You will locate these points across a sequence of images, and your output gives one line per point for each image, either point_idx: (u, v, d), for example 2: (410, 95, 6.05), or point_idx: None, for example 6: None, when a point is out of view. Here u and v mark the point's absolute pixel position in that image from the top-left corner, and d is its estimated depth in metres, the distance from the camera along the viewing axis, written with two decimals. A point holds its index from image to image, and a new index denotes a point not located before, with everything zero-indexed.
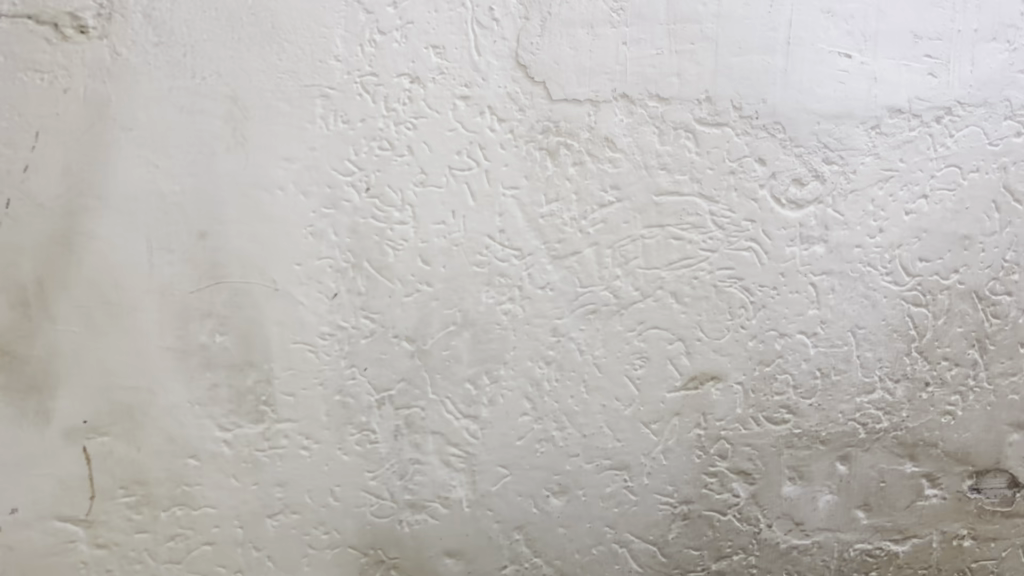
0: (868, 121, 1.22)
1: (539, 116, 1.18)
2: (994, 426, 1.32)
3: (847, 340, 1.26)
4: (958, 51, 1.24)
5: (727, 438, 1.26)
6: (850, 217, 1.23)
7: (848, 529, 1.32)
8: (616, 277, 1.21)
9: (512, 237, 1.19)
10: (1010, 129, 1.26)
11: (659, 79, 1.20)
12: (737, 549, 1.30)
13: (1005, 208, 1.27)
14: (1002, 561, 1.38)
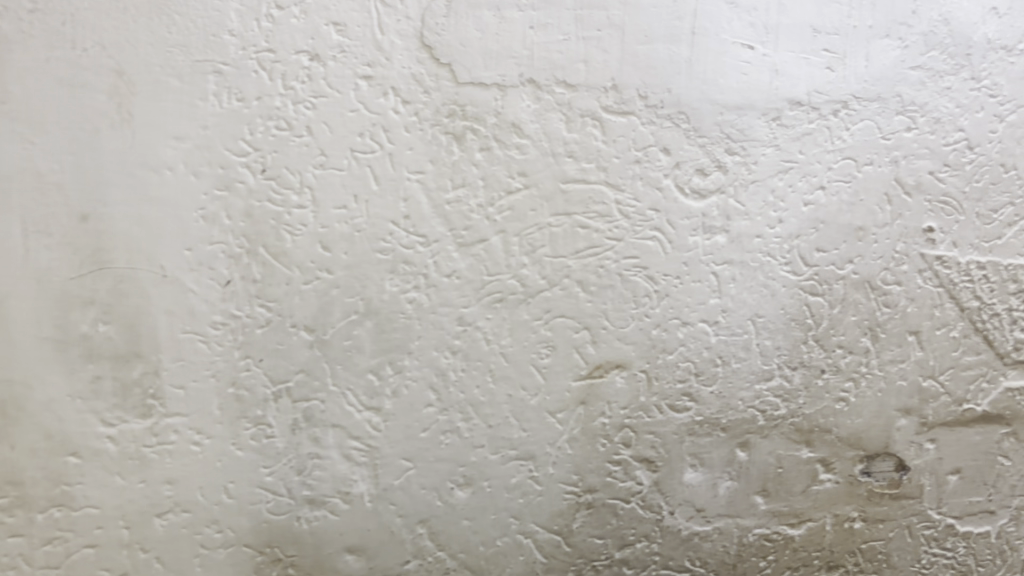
0: (768, 113, 1.21)
1: (445, 100, 1.14)
2: (884, 411, 1.28)
3: (748, 328, 1.23)
4: (853, 47, 1.22)
5: (632, 427, 1.23)
6: (751, 207, 1.22)
7: (747, 514, 1.28)
8: (523, 266, 1.18)
9: (417, 223, 1.14)
10: (902, 124, 1.23)
11: (566, 64, 1.16)
12: (640, 536, 1.26)
13: (897, 200, 1.24)
14: (892, 543, 1.33)
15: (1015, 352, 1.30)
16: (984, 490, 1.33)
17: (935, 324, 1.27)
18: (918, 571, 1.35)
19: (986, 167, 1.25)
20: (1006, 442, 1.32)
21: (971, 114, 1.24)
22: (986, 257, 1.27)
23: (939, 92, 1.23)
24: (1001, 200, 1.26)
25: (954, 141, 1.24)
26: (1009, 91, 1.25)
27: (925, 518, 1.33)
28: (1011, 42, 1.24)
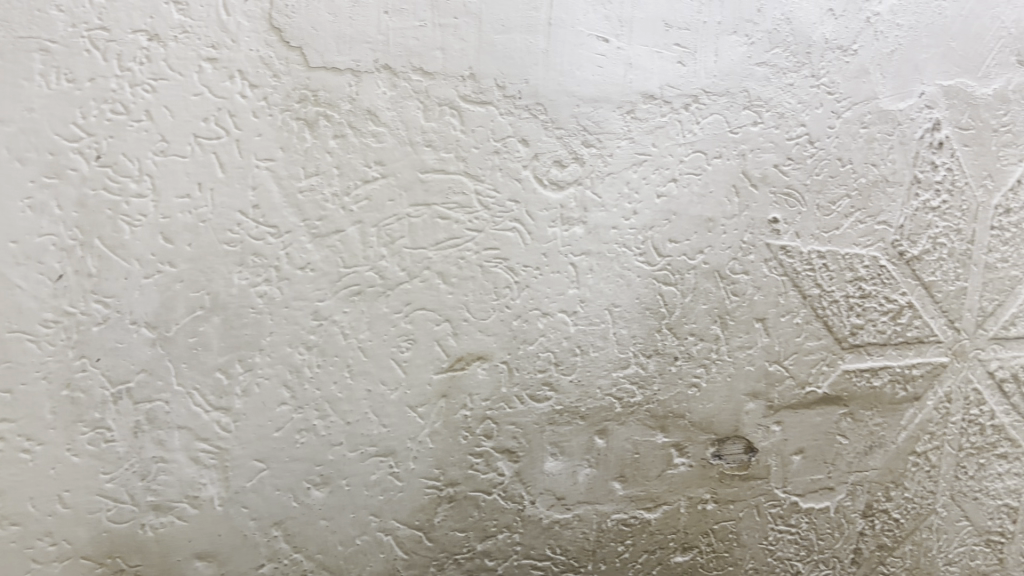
0: (624, 105, 1.21)
1: (295, 84, 1.08)
2: (733, 396, 1.30)
3: (605, 317, 1.24)
4: (704, 44, 1.24)
5: (493, 418, 1.21)
6: (607, 199, 1.22)
7: (607, 501, 1.29)
8: (381, 257, 1.14)
9: (267, 212, 1.08)
10: (749, 119, 1.25)
11: (422, 52, 1.13)
12: (501, 527, 1.25)
13: (744, 192, 1.26)
14: (742, 522, 1.34)
15: (852, 336, 1.32)
16: (825, 468, 1.35)
17: (780, 311, 1.29)
18: (766, 548, 1.36)
19: (826, 160, 1.28)
20: (843, 422, 1.34)
21: (811, 110, 1.27)
22: (826, 247, 1.29)
23: (783, 88, 1.26)
24: (839, 193, 1.28)
25: (797, 136, 1.27)
26: (844, 89, 1.27)
27: (772, 497, 1.34)
28: (847, 43, 1.27)
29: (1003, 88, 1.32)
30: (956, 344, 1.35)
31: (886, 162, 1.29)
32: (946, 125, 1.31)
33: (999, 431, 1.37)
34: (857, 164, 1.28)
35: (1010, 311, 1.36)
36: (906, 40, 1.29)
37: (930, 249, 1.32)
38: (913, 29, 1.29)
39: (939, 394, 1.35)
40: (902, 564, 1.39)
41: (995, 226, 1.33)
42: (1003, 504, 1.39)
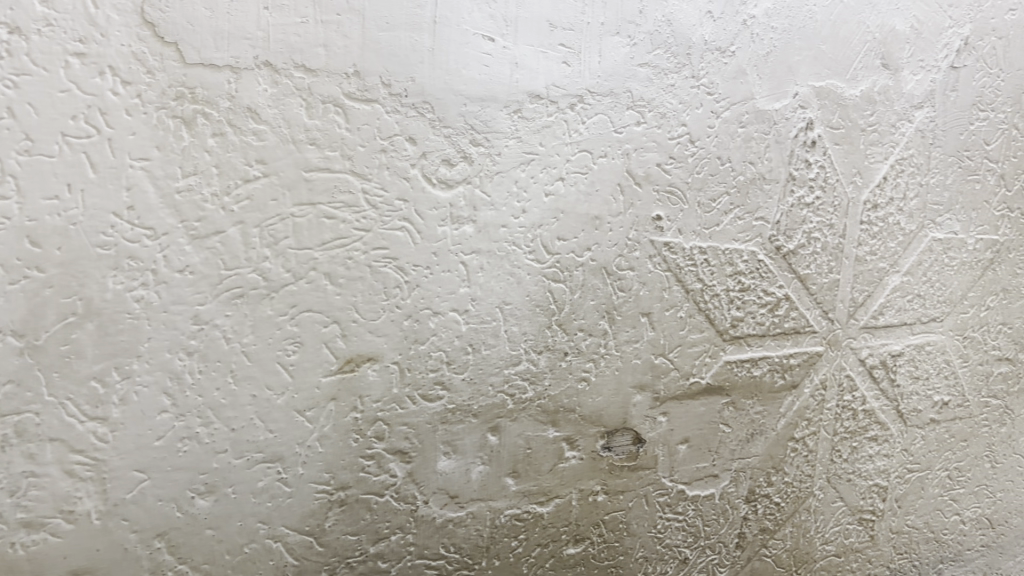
0: (510, 105, 1.07)
1: (170, 82, 0.90)
2: (622, 387, 1.20)
3: (496, 315, 1.10)
4: (588, 44, 1.11)
5: (386, 419, 1.07)
6: (496, 198, 1.08)
7: (500, 497, 1.16)
8: (265, 259, 0.97)
9: (143, 214, 0.91)
10: (633, 118, 1.13)
11: (305, 48, 0.97)
12: (394, 529, 1.10)
13: (629, 190, 1.15)
14: (632, 512, 1.24)
15: (733, 329, 1.24)
16: (709, 456, 1.27)
17: (664, 306, 1.19)
18: (655, 537, 1.26)
19: (706, 159, 1.18)
20: (726, 411, 1.26)
21: (692, 111, 1.16)
22: (708, 243, 1.20)
23: (665, 88, 1.14)
24: (719, 190, 1.19)
25: (678, 136, 1.16)
26: (723, 89, 1.17)
27: (660, 487, 1.25)
28: (725, 44, 1.17)
29: (869, 89, 1.26)
30: (830, 334, 1.31)
31: (763, 161, 1.21)
32: (817, 125, 1.23)
33: (870, 415, 1.36)
34: (735, 163, 1.19)
35: (879, 301, 1.33)
36: (780, 43, 1.19)
37: (805, 244, 1.26)
38: (787, 32, 1.20)
39: (815, 381, 1.31)
40: (783, 546, 1.35)
41: (865, 221, 1.29)
42: (874, 484, 1.39)
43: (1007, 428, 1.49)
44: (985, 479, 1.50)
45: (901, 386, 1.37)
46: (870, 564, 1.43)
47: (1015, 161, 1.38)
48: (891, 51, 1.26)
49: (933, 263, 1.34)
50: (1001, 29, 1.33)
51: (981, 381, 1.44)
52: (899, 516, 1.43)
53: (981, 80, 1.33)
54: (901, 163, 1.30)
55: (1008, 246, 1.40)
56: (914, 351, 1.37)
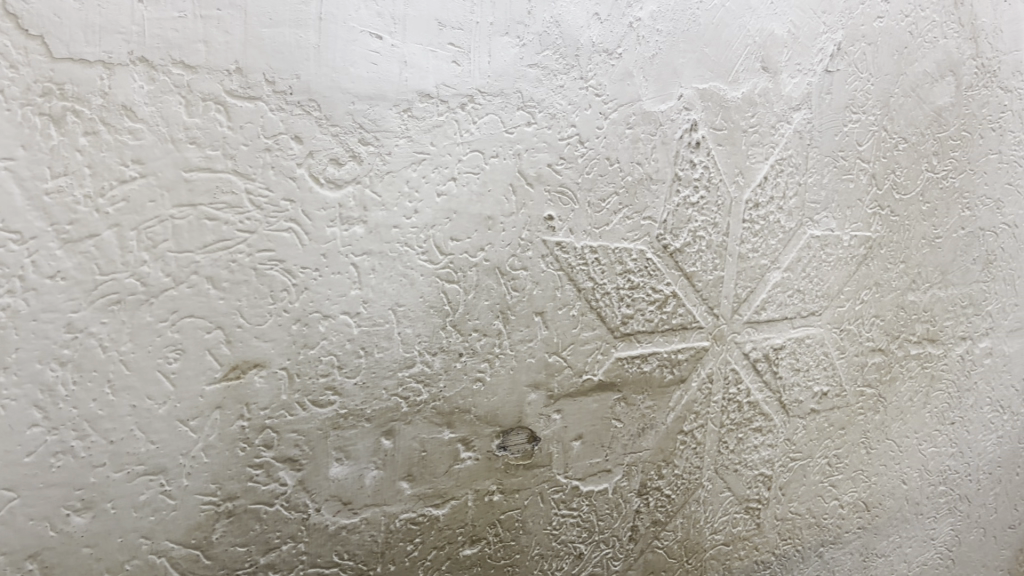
0: (400, 104, 1.01)
1: (37, 77, 0.81)
2: (517, 387, 1.16)
3: (390, 317, 1.04)
4: (477, 44, 1.06)
5: (274, 427, 0.99)
6: (387, 198, 1.02)
7: (394, 501, 1.09)
8: (144, 262, 0.88)
9: (7, 216, 0.81)
10: (523, 119, 1.10)
11: (184, 44, 0.88)
12: (285, 539, 1.02)
13: (522, 190, 1.11)
14: (528, 510, 1.21)
15: (623, 326, 1.23)
16: (602, 451, 1.25)
17: (557, 305, 1.16)
18: (550, 534, 1.23)
19: (595, 160, 1.16)
20: (618, 407, 1.25)
21: (581, 112, 1.14)
22: (598, 242, 1.18)
23: (554, 89, 1.11)
24: (607, 191, 1.18)
25: (568, 136, 1.13)
26: (611, 90, 1.16)
27: (555, 484, 1.22)
28: (613, 46, 1.15)
29: (750, 92, 1.28)
30: (716, 330, 1.33)
31: (650, 161, 1.21)
32: (702, 126, 1.25)
33: (754, 407, 1.39)
34: (623, 163, 1.18)
35: (760, 296, 1.36)
36: (664, 45, 1.20)
37: (691, 242, 1.27)
38: (671, 35, 1.20)
39: (702, 375, 1.33)
40: (673, 537, 1.36)
41: (746, 219, 1.32)
42: (759, 473, 1.43)
43: (880, 415, 1.57)
44: (861, 465, 1.57)
45: (783, 377, 1.41)
46: (757, 551, 1.47)
47: (884, 161, 1.44)
48: (770, 54, 1.29)
49: (810, 260, 1.39)
50: (869, 35, 1.38)
51: (857, 371, 1.50)
52: (783, 503, 1.48)
53: (852, 83, 1.38)
54: (781, 163, 1.33)
55: (879, 242, 1.47)
56: (795, 343, 1.41)
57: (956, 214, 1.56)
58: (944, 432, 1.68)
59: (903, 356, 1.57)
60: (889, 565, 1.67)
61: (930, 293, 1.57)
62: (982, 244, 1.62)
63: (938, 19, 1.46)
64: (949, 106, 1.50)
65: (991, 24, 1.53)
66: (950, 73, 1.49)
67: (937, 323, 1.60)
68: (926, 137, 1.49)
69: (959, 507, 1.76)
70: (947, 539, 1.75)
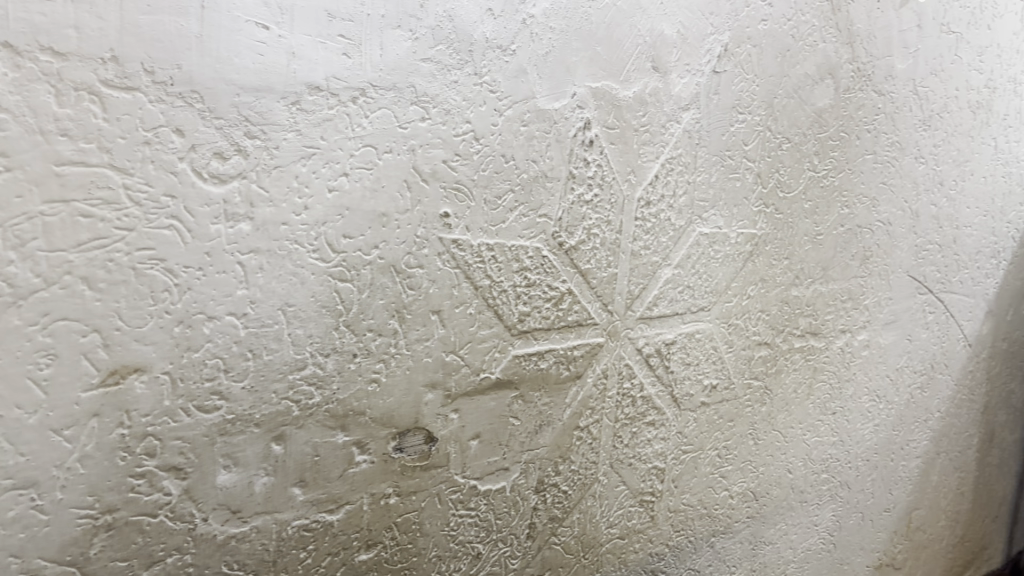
0: (288, 97, 0.94)
1: None
2: (413, 387, 1.12)
3: (279, 318, 0.98)
4: (367, 37, 0.99)
5: (157, 435, 0.92)
6: (275, 194, 0.95)
7: (286, 508, 1.04)
8: (9, 262, 0.79)
9: None
10: (417, 114, 1.04)
11: (52, 28, 0.79)
12: (170, 551, 0.96)
13: (416, 187, 1.06)
14: (425, 512, 1.17)
15: (520, 323, 1.21)
16: (500, 450, 1.23)
17: (454, 303, 1.13)
18: (448, 535, 1.21)
19: (491, 156, 1.12)
20: (515, 405, 1.23)
21: (476, 108, 1.09)
22: (495, 240, 1.15)
23: (448, 84, 1.06)
24: (503, 188, 1.14)
25: (463, 132, 1.09)
26: (505, 87, 1.12)
27: (452, 484, 1.20)
28: (506, 42, 1.11)
29: (641, 91, 1.27)
30: (610, 325, 1.32)
31: (544, 159, 1.18)
32: (594, 125, 1.22)
33: (647, 401, 1.40)
34: (519, 161, 1.15)
35: (652, 293, 1.36)
36: (558, 42, 1.16)
37: (585, 240, 1.25)
38: (564, 33, 1.16)
39: (597, 371, 1.32)
40: (571, 533, 1.36)
41: (638, 217, 1.31)
42: (652, 466, 1.44)
43: (767, 406, 1.61)
44: (749, 456, 1.60)
45: (675, 372, 1.43)
46: (651, 543, 1.48)
47: (768, 160, 1.47)
48: (660, 54, 1.28)
49: (700, 256, 1.41)
50: (755, 37, 1.39)
51: (745, 364, 1.54)
52: (676, 496, 1.50)
53: (739, 84, 1.39)
54: (671, 162, 1.33)
55: (765, 240, 1.51)
56: (686, 338, 1.43)
57: (835, 212, 1.62)
58: (826, 422, 1.74)
59: (788, 349, 1.61)
60: (776, 551, 1.72)
61: (813, 288, 1.62)
62: (859, 241, 1.68)
63: (818, 24, 1.49)
64: (828, 108, 1.54)
65: (866, 29, 1.57)
66: (829, 76, 1.53)
67: (819, 317, 1.65)
68: (808, 137, 1.52)
69: (841, 494, 1.83)
70: (829, 524, 1.82)
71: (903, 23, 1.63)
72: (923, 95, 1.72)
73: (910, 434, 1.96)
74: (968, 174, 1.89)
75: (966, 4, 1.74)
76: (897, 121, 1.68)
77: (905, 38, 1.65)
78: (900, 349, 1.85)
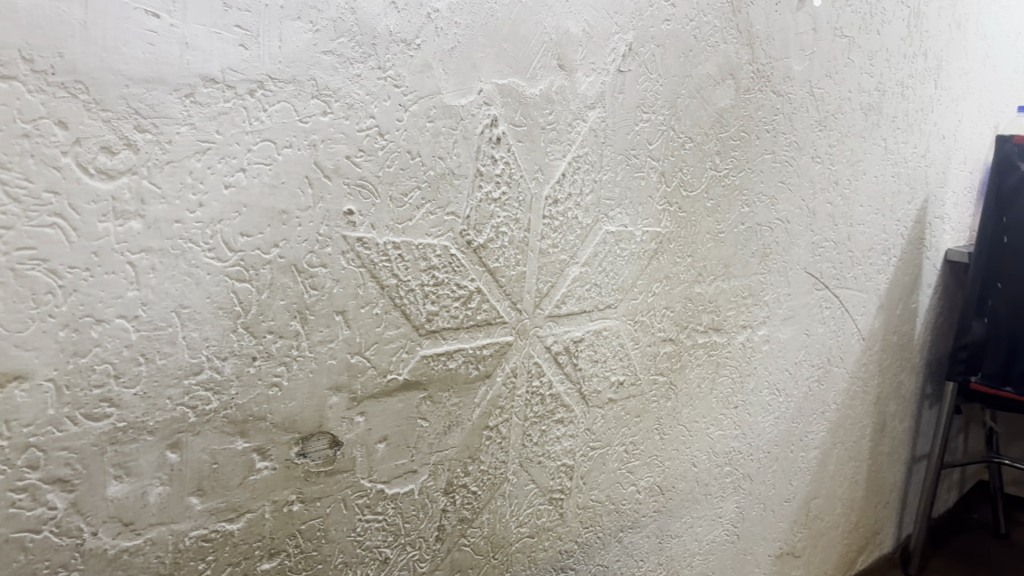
0: (181, 89, 0.77)
1: None
2: (318, 390, 0.95)
3: (173, 320, 0.80)
4: (265, 28, 0.82)
5: (42, 445, 0.74)
6: (169, 190, 0.78)
7: (183, 518, 0.86)
8: None
9: None
10: (319, 108, 0.88)
11: None
12: (54, 570, 0.77)
13: (319, 183, 0.89)
14: (330, 518, 1.01)
15: (429, 323, 1.07)
16: (408, 452, 1.09)
17: (359, 303, 0.97)
18: (354, 541, 1.05)
19: (396, 152, 0.97)
20: (424, 406, 1.10)
21: (380, 103, 0.94)
22: (401, 238, 1.00)
23: (350, 78, 0.90)
24: (410, 185, 1.00)
25: (367, 127, 0.93)
26: (410, 82, 0.97)
27: (358, 488, 1.04)
28: (410, 37, 0.96)
29: (547, 89, 1.17)
30: (520, 324, 1.22)
31: (451, 156, 1.05)
32: (501, 122, 1.12)
33: (556, 399, 1.34)
34: (425, 156, 1.01)
35: (561, 291, 1.29)
36: (463, 38, 1.03)
37: (494, 237, 1.14)
38: (469, 28, 1.04)
39: (507, 370, 1.22)
40: (480, 534, 1.25)
41: (546, 215, 1.23)
42: (561, 463, 1.39)
43: (672, 401, 1.62)
44: (654, 450, 1.61)
45: (583, 369, 1.38)
46: (561, 540, 1.44)
47: (672, 159, 1.46)
48: (565, 51, 1.20)
49: (607, 254, 1.36)
50: (657, 37, 1.36)
51: (650, 360, 1.54)
52: (584, 492, 1.46)
53: (642, 83, 1.35)
54: (578, 160, 1.26)
55: (669, 237, 1.50)
56: (594, 336, 1.38)
57: (736, 211, 1.64)
58: (728, 416, 1.76)
59: (691, 345, 1.62)
60: (682, 544, 1.73)
61: (715, 285, 1.63)
62: (759, 239, 1.71)
63: (718, 25, 1.48)
64: (729, 108, 1.55)
65: (764, 31, 1.59)
66: (729, 77, 1.54)
67: (721, 313, 1.67)
68: (709, 137, 1.53)
69: (744, 485, 1.86)
70: (732, 516, 1.85)
71: (799, 26, 1.66)
72: (817, 96, 1.76)
73: (809, 425, 2.02)
74: (860, 173, 1.95)
75: (857, 10, 1.80)
76: (793, 121, 1.72)
77: (801, 41, 1.68)
78: (798, 343, 1.90)
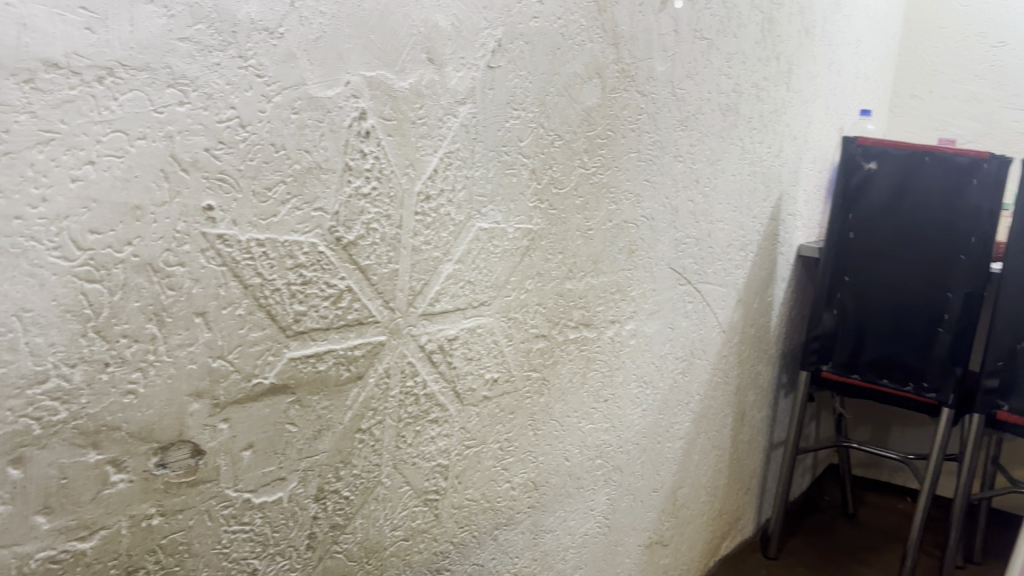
0: (19, 73, 0.69)
1: None
2: (178, 396, 0.88)
3: (12, 327, 0.72)
4: (115, 9, 0.76)
5: None
6: (5, 184, 0.70)
7: (27, 540, 0.77)
8: None
9: None
10: (175, 97, 0.81)
11: None
12: None
13: (175, 176, 0.83)
14: (193, 531, 0.94)
15: (296, 323, 1.02)
16: (277, 458, 1.03)
17: (220, 304, 0.91)
18: (219, 554, 0.98)
19: (259, 145, 0.92)
20: (293, 410, 1.04)
21: (241, 93, 0.88)
22: (266, 235, 0.95)
23: (209, 67, 0.84)
24: (274, 179, 0.94)
25: (228, 118, 0.87)
26: (273, 72, 0.92)
27: (223, 499, 0.97)
28: (273, 25, 0.90)
29: (416, 82, 1.14)
30: (392, 322, 1.19)
31: (318, 149, 1.00)
32: (371, 115, 1.07)
33: (431, 398, 1.30)
34: (290, 150, 0.96)
35: (434, 288, 1.26)
36: (329, 28, 0.98)
37: (365, 235, 1.09)
38: (336, 18, 0.99)
39: (379, 371, 1.18)
40: (353, 539, 1.20)
41: (418, 212, 1.19)
42: (436, 464, 1.36)
43: (545, 397, 1.62)
44: (529, 446, 1.60)
45: (457, 367, 1.35)
46: (436, 542, 1.40)
47: (542, 157, 1.45)
48: (434, 45, 1.17)
49: (479, 251, 1.34)
50: (526, 34, 1.35)
51: (523, 357, 1.53)
52: (459, 492, 1.43)
53: (512, 79, 1.34)
54: (449, 156, 1.23)
55: (541, 234, 1.49)
56: (468, 333, 1.36)
57: (604, 208, 1.65)
58: (598, 410, 1.78)
59: (563, 341, 1.63)
60: (555, 539, 1.73)
61: (584, 281, 1.64)
62: (626, 236, 1.74)
63: (586, 24, 1.49)
64: (596, 106, 1.56)
65: (629, 31, 1.61)
66: (596, 75, 1.55)
67: (591, 309, 1.68)
68: (579, 135, 1.53)
69: (613, 477, 1.89)
70: (603, 508, 1.87)
71: (661, 27, 1.70)
72: (679, 97, 1.81)
73: (675, 416, 2.07)
74: (719, 171, 2.02)
75: (716, 13, 1.85)
76: (657, 120, 1.75)
77: (664, 42, 1.71)
78: (663, 337, 1.94)
